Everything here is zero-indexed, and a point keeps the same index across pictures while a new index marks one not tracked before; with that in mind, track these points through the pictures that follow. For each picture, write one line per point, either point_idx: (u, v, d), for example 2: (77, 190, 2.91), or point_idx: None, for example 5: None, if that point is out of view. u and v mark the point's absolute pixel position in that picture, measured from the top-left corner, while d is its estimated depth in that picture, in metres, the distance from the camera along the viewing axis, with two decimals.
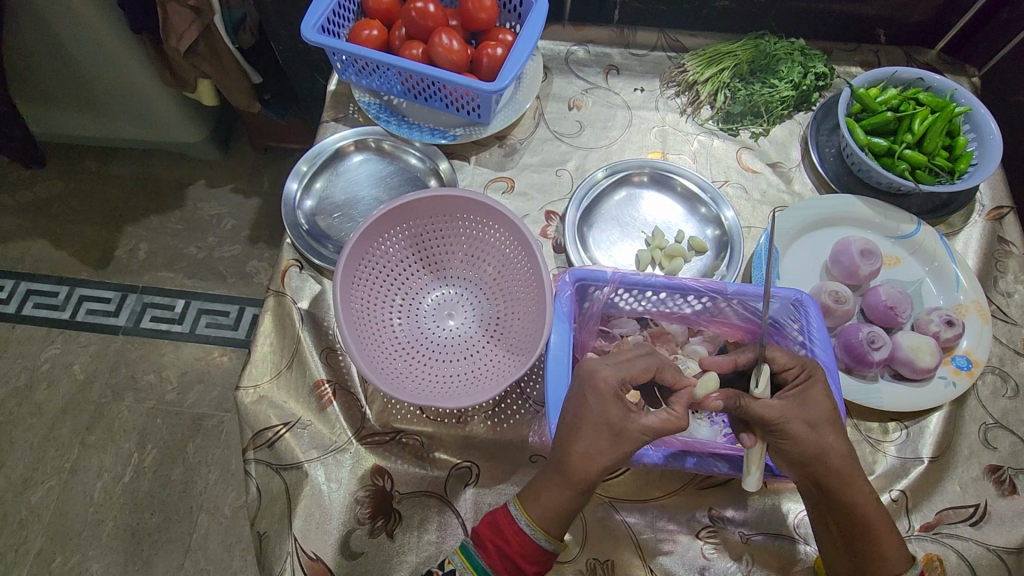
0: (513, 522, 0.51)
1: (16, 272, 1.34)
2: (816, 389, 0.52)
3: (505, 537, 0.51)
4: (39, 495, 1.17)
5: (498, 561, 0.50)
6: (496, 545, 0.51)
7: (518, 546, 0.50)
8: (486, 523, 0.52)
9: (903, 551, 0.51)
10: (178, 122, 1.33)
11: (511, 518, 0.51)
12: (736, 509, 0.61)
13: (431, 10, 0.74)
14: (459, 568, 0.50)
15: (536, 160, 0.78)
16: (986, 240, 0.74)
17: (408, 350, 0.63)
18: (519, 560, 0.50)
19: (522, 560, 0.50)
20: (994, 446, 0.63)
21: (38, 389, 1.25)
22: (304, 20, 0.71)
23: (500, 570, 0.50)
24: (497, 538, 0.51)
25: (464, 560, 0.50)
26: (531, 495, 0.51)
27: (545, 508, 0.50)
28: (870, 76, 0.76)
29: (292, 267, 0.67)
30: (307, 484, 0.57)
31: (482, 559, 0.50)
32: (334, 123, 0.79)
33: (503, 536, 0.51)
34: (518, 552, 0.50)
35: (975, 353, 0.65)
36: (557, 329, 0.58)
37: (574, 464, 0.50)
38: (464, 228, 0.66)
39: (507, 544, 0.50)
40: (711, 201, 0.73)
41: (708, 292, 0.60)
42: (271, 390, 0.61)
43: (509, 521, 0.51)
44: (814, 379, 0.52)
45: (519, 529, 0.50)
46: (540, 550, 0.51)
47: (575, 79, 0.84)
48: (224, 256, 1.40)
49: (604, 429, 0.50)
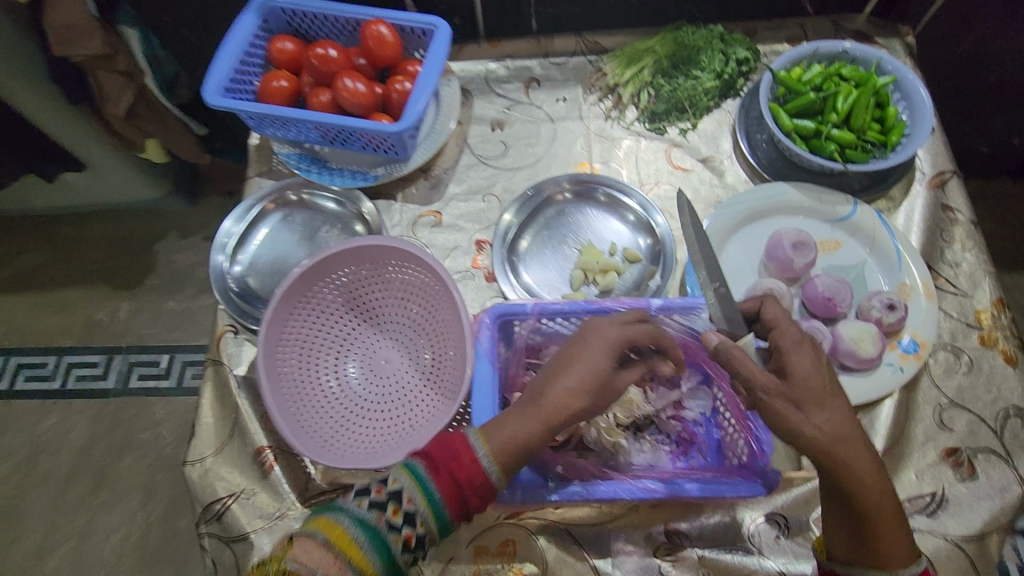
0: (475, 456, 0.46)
1: (5, 348, 1.38)
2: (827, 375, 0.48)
3: (459, 462, 0.46)
4: (55, 560, 1.21)
5: (447, 485, 0.45)
6: (450, 470, 0.46)
7: (471, 486, 0.46)
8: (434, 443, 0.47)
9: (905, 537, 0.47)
10: (137, 182, 1.35)
11: (473, 451, 0.47)
12: (692, 522, 0.61)
13: (333, 55, 0.74)
14: (401, 484, 0.45)
15: (462, 189, 0.77)
16: (930, 210, 0.71)
17: (346, 405, 0.63)
18: (470, 494, 0.47)
19: (469, 492, 0.46)
20: (950, 428, 0.61)
21: (42, 459, 1.29)
22: (206, 83, 0.70)
23: (444, 492, 0.45)
24: (451, 463, 0.46)
25: (410, 478, 0.45)
26: (493, 431, 0.48)
27: (502, 450, 0.47)
28: (790, 57, 0.74)
29: (228, 333, 0.68)
30: (255, 555, 0.58)
31: (426, 475, 0.45)
32: (259, 178, 0.78)
33: (457, 461, 0.46)
34: (471, 490, 0.46)
35: (921, 334, 0.63)
36: (480, 369, 0.57)
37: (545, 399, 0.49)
38: (388, 273, 0.66)
39: (461, 470, 0.46)
40: (639, 209, 0.72)
41: (632, 310, 0.59)
42: (215, 464, 0.62)
43: (468, 449, 0.47)
44: (833, 398, 0.47)
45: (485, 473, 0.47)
46: (486, 484, 0.47)
47: (496, 98, 0.83)
48: (202, 305, 1.42)
49: (576, 371, 0.50)
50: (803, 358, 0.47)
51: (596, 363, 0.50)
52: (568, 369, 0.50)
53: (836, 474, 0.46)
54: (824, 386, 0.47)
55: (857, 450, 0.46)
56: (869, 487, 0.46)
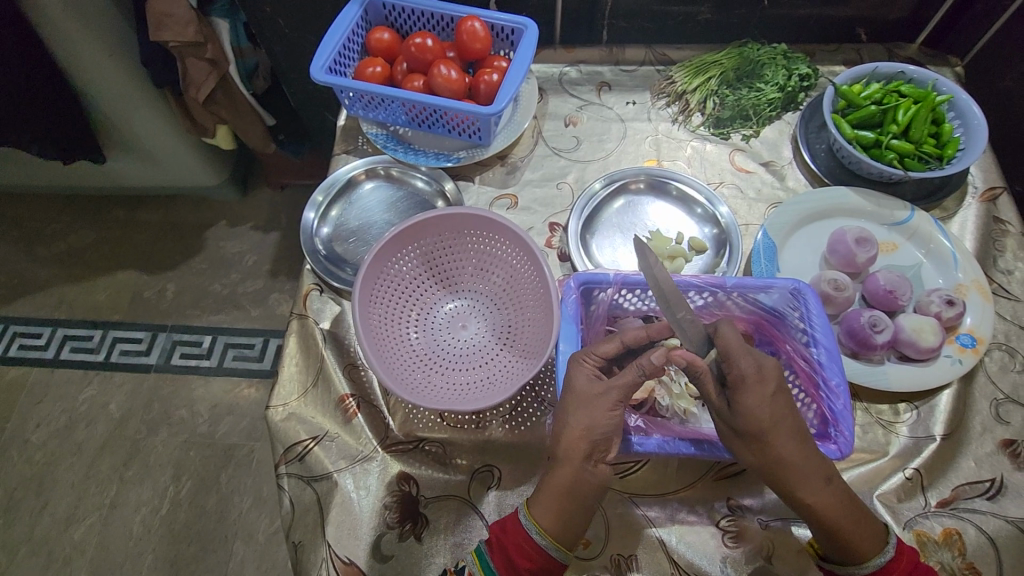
0: (529, 538, 0.51)
1: (52, 319, 1.41)
2: (782, 402, 0.51)
3: (507, 534, 0.52)
4: (82, 532, 1.21)
5: (501, 558, 0.51)
6: (501, 543, 0.52)
7: (532, 567, 0.51)
8: (494, 527, 0.54)
9: (876, 537, 0.51)
10: (199, 168, 1.41)
11: (523, 527, 0.52)
12: (753, 498, 0.63)
13: (429, 44, 0.80)
14: (470, 565, 0.52)
15: (537, 175, 0.82)
16: (983, 220, 0.76)
17: (426, 361, 0.66)
18: (523, 559, 0.51)
19: (520, 560, 0.51)
20: (1006, 421, 0.64)
21: (77, 430, 1.30)
22: (313, 62, 0.76)
23: (502, 567, 0.51)
24: (501, 536, 0.53)
25: (474, 559, 0.52)
26: (539, 498, 0.53)
27: (545, 502, 0.52)
28: (851, 74, 0.79)
29: (314, 291, 0.72)
30: (337, 493, 0.60)
31: (488, 555, 0.52)
32: (346, 154, 0.83)
33: (506, 533, 0.53)
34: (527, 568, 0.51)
35: (979, 329, 0.66)
36: (564, 331, 0.61)
37: (563, 441, 0.54)
38: (473, 242, 0.70)
39: (507, 541, 0.52)
40: (706, 202, 0.77)
41: (710, 286, 0.62)
42: (300, 407, 0.65)
43: (514, 522, 0.53)
44: (782, 425, 0.51)
45: (543, 549, 0.51)
46: (540, 552, 0.51)
47: (570, 97, 0.89)
48: (247, 291, 1.46)
49: (591, 411, 0.54)
50: (748, 395, 0.51)
51: (607, 399, 0.54)
52: (579, 411, 0.54)
53: (781, 491, 0.52)
54: (768, 418, 0.50)
55: (797, 471, 0.50)
56: (812, 504, 0.51)
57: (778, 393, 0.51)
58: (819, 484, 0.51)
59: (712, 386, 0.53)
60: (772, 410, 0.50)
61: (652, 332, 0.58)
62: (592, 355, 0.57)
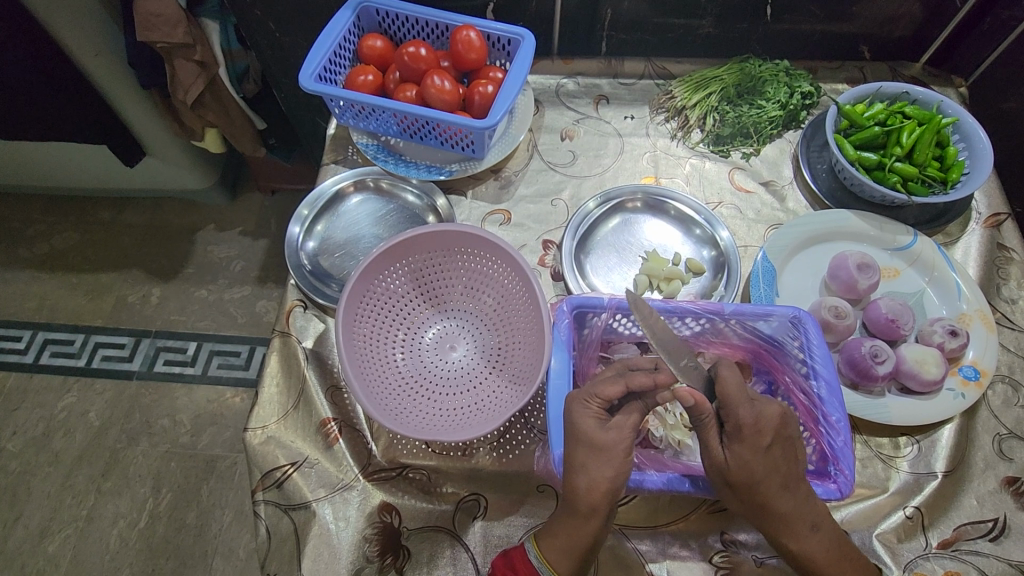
0: None
1: (32, 323, 1.37)
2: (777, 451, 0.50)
3: (515, 569, 0.52)
4: (56, 545, 1.17)
5: None
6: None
7: None
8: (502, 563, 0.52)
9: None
10: (187, 171, 1.37)
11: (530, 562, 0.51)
12: (749, 532, 0.61)
13: (423, 53, 0.77)
14: None
15: (531, 191, 0.80)
16: (986, 247, 0.74)
17: (411, 384, 0.64)
18: None
19: None
20: (1009, 457, 0.62)
21: (56, 438, 1.27)
22: (301, 69, 0.73)
23: None
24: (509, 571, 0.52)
25: None
26: (550, 541, 0.51)
27: (560, 548, 0.50)
28: (856, 93, 0.77)
29: (297, 307, 0.69)
30: (315, 524, 0.58)
31: None
32: (334, 165, 0.81)
33: (513, 568, 0.52)
34: None
35: (982, 362, 0.64)
36: (557, 357, 0.59)
37: (586, 497, 0.50)
38: (464, 261, 0.67)
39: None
40: (705, 222, 0.74)
41: (706, 313, 0.60)
42: (279, 431, 0.62)
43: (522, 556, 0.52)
44: (776, 475, 0.49)
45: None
46: None
47: (566, 110, 0.86)
48: (234, 297, 1.43)
49: (612, 462, 0.50)
50: (743, 446, 0.49)
51: (623, 448, 0.51)
52: (599, 463, 0.50)
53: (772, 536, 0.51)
54: (757, 471, 0.49)
55: (790, 521, 0.50)
56: (799, 552, 0.50)
57: (773, 445, 0.49)
58: (807, 531, 0.50)
59: (712, 430, 0.51)
60: (767, 461, 0.49)
61: (658, 379, 0.52)
62: (595, 397, 0.53)
